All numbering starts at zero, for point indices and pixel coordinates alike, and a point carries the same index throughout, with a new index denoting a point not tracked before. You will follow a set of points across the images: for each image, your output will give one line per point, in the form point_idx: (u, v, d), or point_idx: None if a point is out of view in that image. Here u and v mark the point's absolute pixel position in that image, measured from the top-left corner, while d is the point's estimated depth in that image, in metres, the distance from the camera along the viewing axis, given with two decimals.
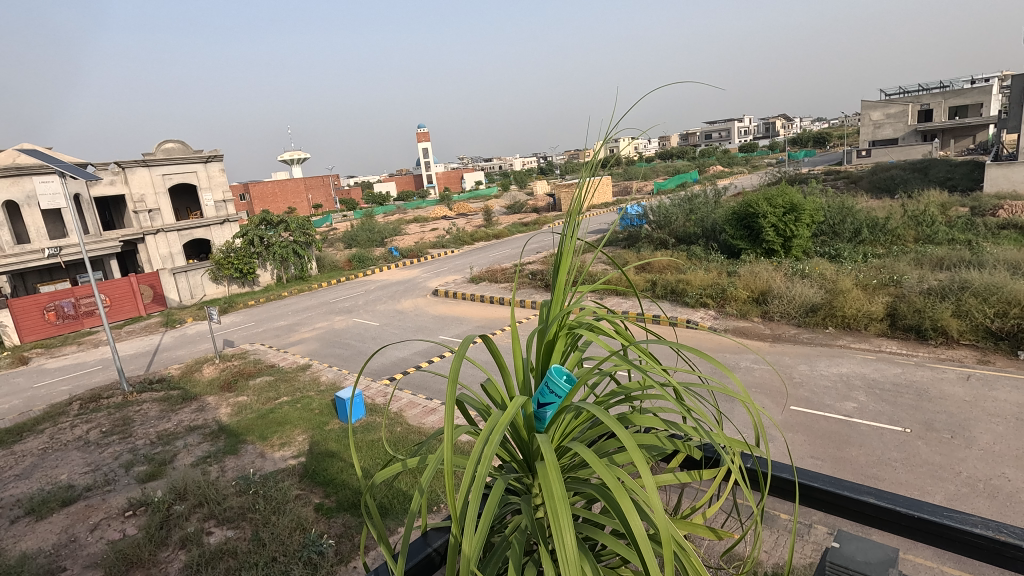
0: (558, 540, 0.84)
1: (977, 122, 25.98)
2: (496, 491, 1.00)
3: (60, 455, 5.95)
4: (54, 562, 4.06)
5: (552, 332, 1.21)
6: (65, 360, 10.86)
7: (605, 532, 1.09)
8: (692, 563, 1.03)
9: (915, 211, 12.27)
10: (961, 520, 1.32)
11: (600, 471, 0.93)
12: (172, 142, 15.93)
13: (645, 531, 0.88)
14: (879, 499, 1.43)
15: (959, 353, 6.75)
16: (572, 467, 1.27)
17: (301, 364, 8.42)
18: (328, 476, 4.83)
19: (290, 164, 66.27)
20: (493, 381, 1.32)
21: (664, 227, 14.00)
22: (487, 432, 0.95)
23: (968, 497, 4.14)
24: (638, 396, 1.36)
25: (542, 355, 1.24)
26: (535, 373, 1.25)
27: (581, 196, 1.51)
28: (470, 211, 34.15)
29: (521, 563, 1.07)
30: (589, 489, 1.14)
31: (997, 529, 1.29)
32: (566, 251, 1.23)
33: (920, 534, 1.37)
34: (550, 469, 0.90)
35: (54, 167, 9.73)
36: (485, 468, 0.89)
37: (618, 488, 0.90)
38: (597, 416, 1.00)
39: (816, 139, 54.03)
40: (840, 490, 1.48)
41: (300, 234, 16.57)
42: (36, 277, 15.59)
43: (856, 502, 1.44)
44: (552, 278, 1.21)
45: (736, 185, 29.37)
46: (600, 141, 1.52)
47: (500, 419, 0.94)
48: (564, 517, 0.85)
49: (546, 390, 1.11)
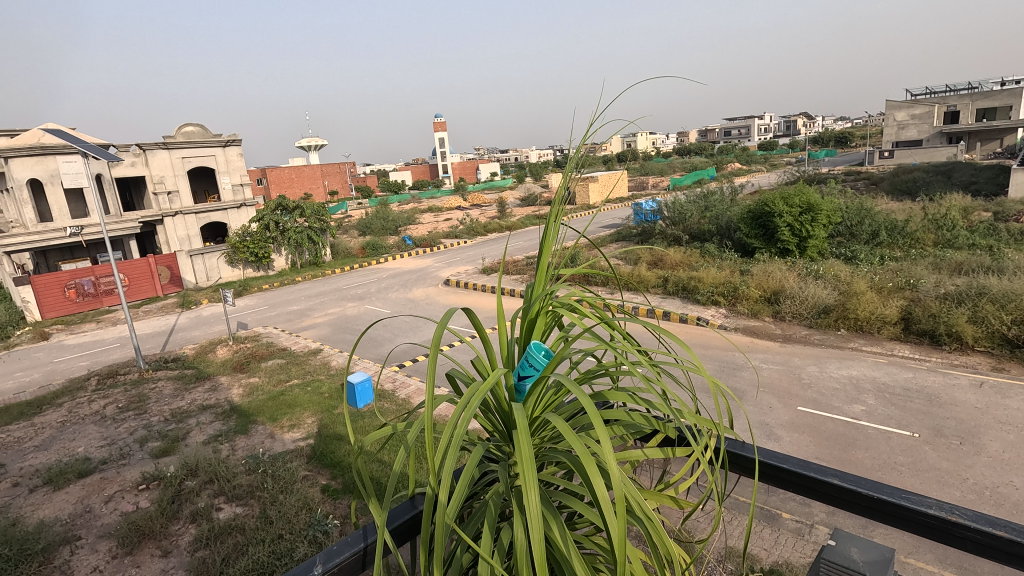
0: (523, 501, 0.87)
1: (1006, 125, 25.28)
2: (475, 456, 1.03)
3: (78, 429, 6.11)
4: (70, 530, 4.18)
5: (533, 308, 1.24)
6: (84, 336, 11.11)
7: (578, 501, 1.13)
8: (658, 531, 1.05)
9: (935, 215, 12.07)
10: (918, 501, 1.32)
11: (570, 438, 0.96)
12: (193, 125, 16.11)
13: (607, 495, 0.90)
14: (844, 480, 1.42)
15: (973, 359, 6.65)
16: (552, 439, 1.30)
17: (312, 348, 8.54)
18: (336, 459, 4.91)
19: (308, 151, 67.05)
20: (480, 357, 1.34)
21: (679, 223, 13.94)
22: (466, 400, 0.99)
23: (973, 504, 4.10)
24: (618, 375, 1.38)
25: (525, 330, 1.28)
26: (519, 347, 1.28)
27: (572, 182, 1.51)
28: (485, 201, 34.16)
29: (495, 526, 1.12)
30: (563, 458, 1.17)
31: (951, 510, 1.28)
32: (550, 236, 1.26)
33: (883, 515, 1.37)
34: (521, 433, 0.92)
35: (77, 147, 9.83)
36: (460, 432, 0.93)
37: (586, 455, 0.92)
38: (571, 386, 1.03)
39: (838, 138, 53.21)
40: (806, 472, 1.47)
41: (314, 220, 16.72)
42: (57, 255, 15.91)
43: (819, 482, 1.44)
44: (537, 255, 1.24)
45: (753, 184, 29.13)
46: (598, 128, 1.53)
47: (479, 388, 0.98)
48: (530, 479, 0.88)
49: (525, 364, 1.18)
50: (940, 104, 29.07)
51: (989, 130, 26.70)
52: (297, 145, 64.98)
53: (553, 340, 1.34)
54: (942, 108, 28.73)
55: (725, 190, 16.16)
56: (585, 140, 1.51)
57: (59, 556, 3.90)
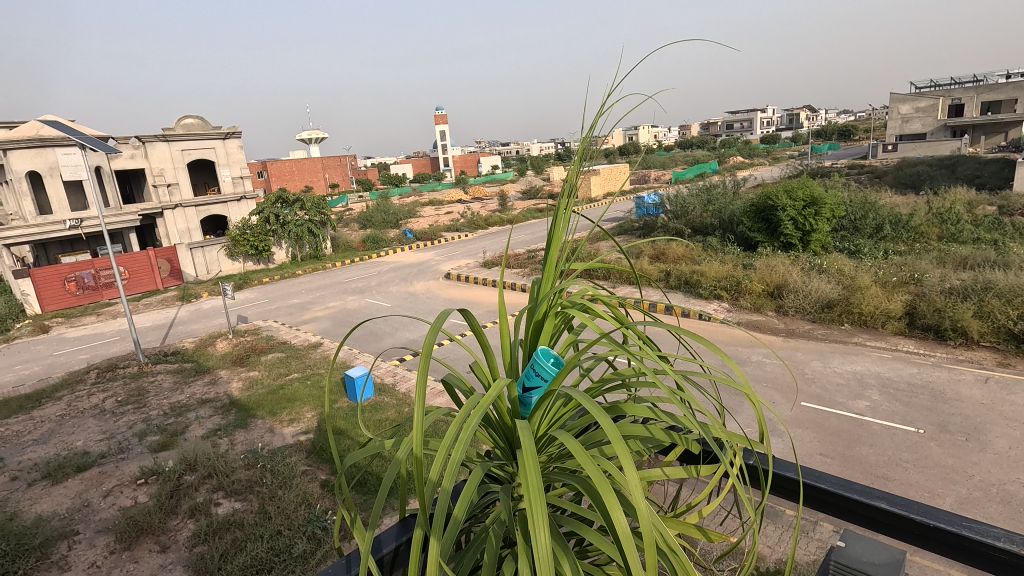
0: (533, 535, 0.81)
1: (1012, 119, 25.09)
2: (473, 480, 0.97)
3: (77, 422, 6.09)
4: (68, 525, 4.16)
5: (543, 306, 1.20)
6: (84, 329, 11.09)
7: (591, 528, 1.07)
8: (680, 562, 0.99)
9: (940, 209, 12.00)
10: (982, 532, 1.25)
11: (584, 461, 0.90)
12: (192, 117, 15.95)
13: (629, 529, 0.84)
14: (891, 504, 1.37)
15: (979, 355, 6.59)
16: (560, 456, 1.26)
17: (313, 341, 8.51)
18: (335, 454, 4.89)
19: (309, 143, 66.99)
20: (480, 362, 1.29)
21: (681, 217, 13.88)
22: (465, 415, 0.93)
23: (980, 502, 4.07)
24: (633, 384, 1.32)
25: (532, 332, 1.23)
26: (523, 350, 1.24)
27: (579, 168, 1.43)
28: (486, 195, 34.05)
29: (497, 556, 1.06)
30: (574, 480, 1.12)
31: (1020, 542, 1.22)
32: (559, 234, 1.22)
33: (939, 545, 1.31)
34: (527, 457, 0.88)
35: (74, 139, 9.72)
36: (460, 453, 0.87)
37: (603, 480, 0.88)
38: (584, 403, 0.96)
39: (841, 132, 53.01)
40: (849, 494, 1.42)
41: (314, 213, 16.64)
42: (57, 248, 15.88)
43: (865, 507, 1.39)
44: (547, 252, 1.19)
45: (755, 177, 29.00)
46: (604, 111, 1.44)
47: (479, 403, 0.93)
48: (539, 510, 0.82)
49: (532, 373, 1.13)
50: (945, 97, 28.87)
51: (994, 123, 26.50)
52: (298, 137, 64.85)
53: (562, 343, 1.30)
54: (946, 101, 28.54)
55: (728, 183, 16.06)
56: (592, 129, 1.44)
57: (57, 550, 3.88)
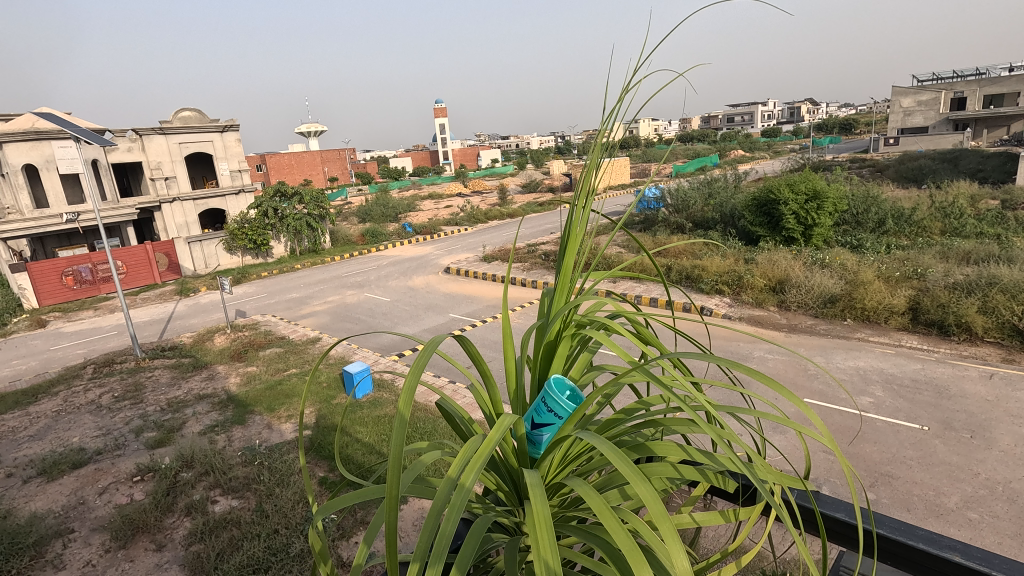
0: None
1: (1014, 112, 24.94)
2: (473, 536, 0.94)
3: (73, 418, 6.05)
4: (62, 523, 4.12)
5: (556, 327, 1.23)
6: (82, 324, 11.03)
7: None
8: None
9: (943, 203, 11.92)
10: None
11: (613, 528, 0.83)
12: (189, 109, 15.81)
13: None
14: (965, 557, 1.29)
15: (983, 351, 6.54)
16: (567, 504, 1.26)
17: (311, 336, 8.46)
18: (334, 451, 4.84)
19: (308, 137, 66.74)
20: (480, 389, 1.32)
21: (682, 211, 13.81)
22: (463, 466, 0.87)
23: (985, 500, 4.03)
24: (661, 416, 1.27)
25: (546, 357, 1.25)
26: (533, 369, 1.27)
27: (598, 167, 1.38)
28: (485, 188, 33.91)
29: None
30: (579, 533, 1.08)
31: None
32: (578, 230, 1.24)
33: None
34: (542, 525, 0.81)
35: (69, 131, 9.62)
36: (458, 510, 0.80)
37: (635, 552, 0.80)
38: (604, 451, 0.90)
39: (842, 125, 52.77)
40: (916, 542, 1.35)
41: (313, 207, 16.55)
42: (54, 242, 15.79)
43: (936, 560, 1.31)
44: (558, 274, 1.23)
45: (756, 171, 28.88)
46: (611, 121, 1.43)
47: (479, 453, 0.88)
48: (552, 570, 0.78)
49: (544, 409, 1.11)
50: (947, 91, 28.71)
51: (997, 117, 26.34)
52: (297, 130, 64.55)
53: (575, 367, 1.32)
54: (948, 94, 28.37)
55: (730, 177, 15.97)
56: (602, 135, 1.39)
57: (52, 549, 3.84)
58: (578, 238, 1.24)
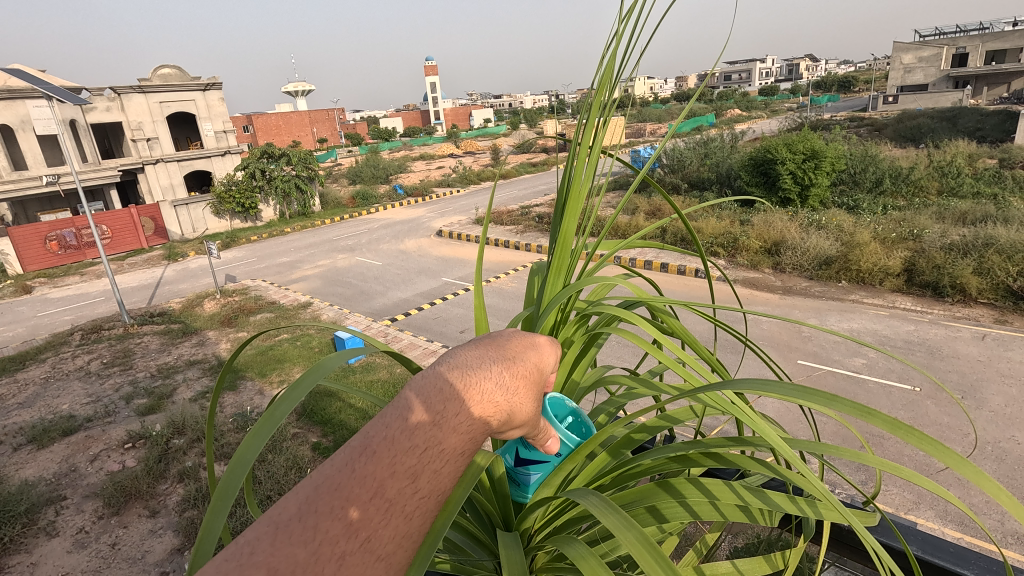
0: None
1: (1015, 68, 24.54)
2: None
3: (62, 385, 6.00)
4: (54, 490, 4.11)
5: (549, 317, 1.18)
6: (68, 289, 10.88)
7: None
8: None
9: (940, 162, 11.82)
10: None
11: None
12: (169, 66, 15.13)
13: None
14: None
15: (976, 312, 6.56)
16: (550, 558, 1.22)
17: (302, 301, 8.37)
18: (327, 416, 4.83)
19: (297, 95, 65.11)
20: None
21: (677, 171, 13.62)
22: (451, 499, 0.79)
23: (975, 460, 4.08)
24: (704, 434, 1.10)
25: None
26: None
27: (597, 136, 1.22)
28: (478, 149, 33.28)
29: None
30: None
31: None
32: (578, 188, 1.15)
33: None
34: None
35: (41, 89, 9.16)
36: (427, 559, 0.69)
37: None
38: (609, 516, 0.76)
39: (841, 83, 51.94)
40: None
41: (302, 168, 16.16)
42: (36, 206, 15.43)
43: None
44: (551, 254, 1.16)
45: (753, 130, 28.44)
46: (614, 63, 1.16)
47: (463, 485, 0.81)
48: None
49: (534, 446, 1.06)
50: (949, 46, 28.16)
51: (997, 74, 25.84)
52: (283, 90, 62.55)
53: (578, 368, 1.30)
54: (950, 51, 27.84)
55: (726, 137, 15.71)
56: (604, 90, 1.17)
57: (44, 516, 3.85)
58: (579, 201, 1.15)
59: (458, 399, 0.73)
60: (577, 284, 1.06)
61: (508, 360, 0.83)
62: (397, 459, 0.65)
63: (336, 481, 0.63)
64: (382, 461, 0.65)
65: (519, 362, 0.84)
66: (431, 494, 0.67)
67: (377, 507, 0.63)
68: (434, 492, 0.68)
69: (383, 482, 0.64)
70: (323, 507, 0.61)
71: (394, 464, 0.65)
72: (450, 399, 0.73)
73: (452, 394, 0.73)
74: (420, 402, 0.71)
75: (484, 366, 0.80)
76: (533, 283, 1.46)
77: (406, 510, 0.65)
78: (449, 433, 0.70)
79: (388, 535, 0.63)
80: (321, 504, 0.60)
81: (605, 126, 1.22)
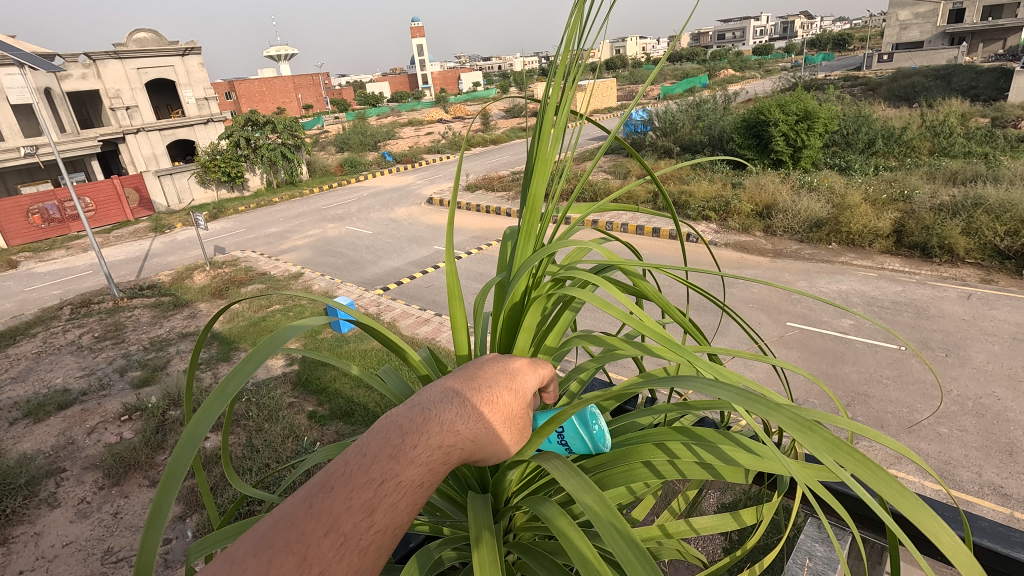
0: None
1: (1011, 24, 24.18)
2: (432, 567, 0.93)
3: (55, 359, 5.99)
4: (54, 463, 4.15)
5: (520, 282, 1.17)
6: (54, 263, 10.73)
7: None
8: None
9: (933, 121, 11.73)
10: None
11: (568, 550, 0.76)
12: (145, 31, 14.55)
13: None
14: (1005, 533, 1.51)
15: (963, 272, 6.63)
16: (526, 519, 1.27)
17: (293, 271, 8.32)
18: (321, 385, 4.86)
19: (279, 59, 63.09)
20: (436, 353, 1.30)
21: (670, 134, 13.45)
22: None
23: (956, 416, 4.20)
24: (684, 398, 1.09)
25: (511, 325, 1.22)
26: (503, 326, 1.22)
27: (565, 96, 1.16)
28: (468, 113, 32.65)
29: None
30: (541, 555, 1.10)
31: None
32: (547, 153, 1.12)
33: None
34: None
35: (11, 56, 8.79)
36: None
37: None
38: (573, 481, 0.79)
39: (835, 41, 51.10)
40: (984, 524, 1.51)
41: (288, 136, 15.74)
42: (15, 178, 15.06)
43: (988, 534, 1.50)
44: (521, 219, 1.14)
45: (747, 91, 28.05)
46: (578, 19, 1.11)
47: None
48: None
49: None
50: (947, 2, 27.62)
51: (993, 30, 25.46)
52: (267, 54, 60.69)
53: (551, 335, 1.28)
54: (947, 6, 27.30)
55: (719, 99, 15.49)
56: (570, 49, 1.12)
57: (46, 488, 3.90)
58: (547, 168, 1.12)
59: (418, 430, 0.74)
60: (549, 247, 1.04)
61: (474, 389, 0.85)
62: (353, 493, 0.66)
63: (291, 518, 0.64)
64: (337, 497, 0.65)
65: (491, 393, 0.87)
66: (387, 528, 0.67)
67: (330, 543, 0.62)
68: (391, 526, 0.67)
69: (337, 517, 0.64)
70: (279, 544, 0.61)
71: (349, 499, 0.65)
72: (410, 432, 0.74)
73: (413, 426, 0.74)
74: (381, 435, 0.73)
75: (450, 395, 0.82)
76: (506, 250, 1.45)
77: (360, 545, 0.64)
78: (406, 466, 0.70)
79: (341, 569, 0.62)
80: (276, 541, 0.61)
81: (575, 90, 1.17)
